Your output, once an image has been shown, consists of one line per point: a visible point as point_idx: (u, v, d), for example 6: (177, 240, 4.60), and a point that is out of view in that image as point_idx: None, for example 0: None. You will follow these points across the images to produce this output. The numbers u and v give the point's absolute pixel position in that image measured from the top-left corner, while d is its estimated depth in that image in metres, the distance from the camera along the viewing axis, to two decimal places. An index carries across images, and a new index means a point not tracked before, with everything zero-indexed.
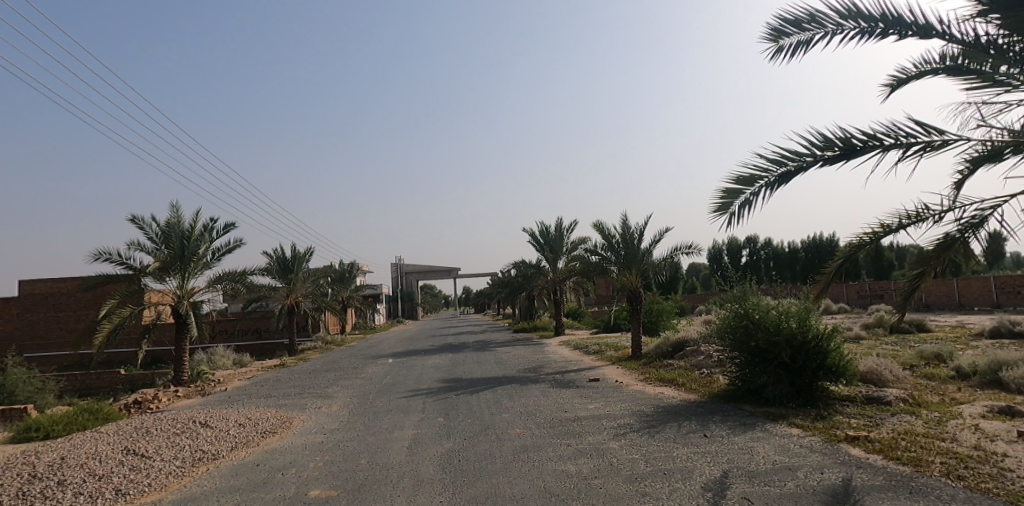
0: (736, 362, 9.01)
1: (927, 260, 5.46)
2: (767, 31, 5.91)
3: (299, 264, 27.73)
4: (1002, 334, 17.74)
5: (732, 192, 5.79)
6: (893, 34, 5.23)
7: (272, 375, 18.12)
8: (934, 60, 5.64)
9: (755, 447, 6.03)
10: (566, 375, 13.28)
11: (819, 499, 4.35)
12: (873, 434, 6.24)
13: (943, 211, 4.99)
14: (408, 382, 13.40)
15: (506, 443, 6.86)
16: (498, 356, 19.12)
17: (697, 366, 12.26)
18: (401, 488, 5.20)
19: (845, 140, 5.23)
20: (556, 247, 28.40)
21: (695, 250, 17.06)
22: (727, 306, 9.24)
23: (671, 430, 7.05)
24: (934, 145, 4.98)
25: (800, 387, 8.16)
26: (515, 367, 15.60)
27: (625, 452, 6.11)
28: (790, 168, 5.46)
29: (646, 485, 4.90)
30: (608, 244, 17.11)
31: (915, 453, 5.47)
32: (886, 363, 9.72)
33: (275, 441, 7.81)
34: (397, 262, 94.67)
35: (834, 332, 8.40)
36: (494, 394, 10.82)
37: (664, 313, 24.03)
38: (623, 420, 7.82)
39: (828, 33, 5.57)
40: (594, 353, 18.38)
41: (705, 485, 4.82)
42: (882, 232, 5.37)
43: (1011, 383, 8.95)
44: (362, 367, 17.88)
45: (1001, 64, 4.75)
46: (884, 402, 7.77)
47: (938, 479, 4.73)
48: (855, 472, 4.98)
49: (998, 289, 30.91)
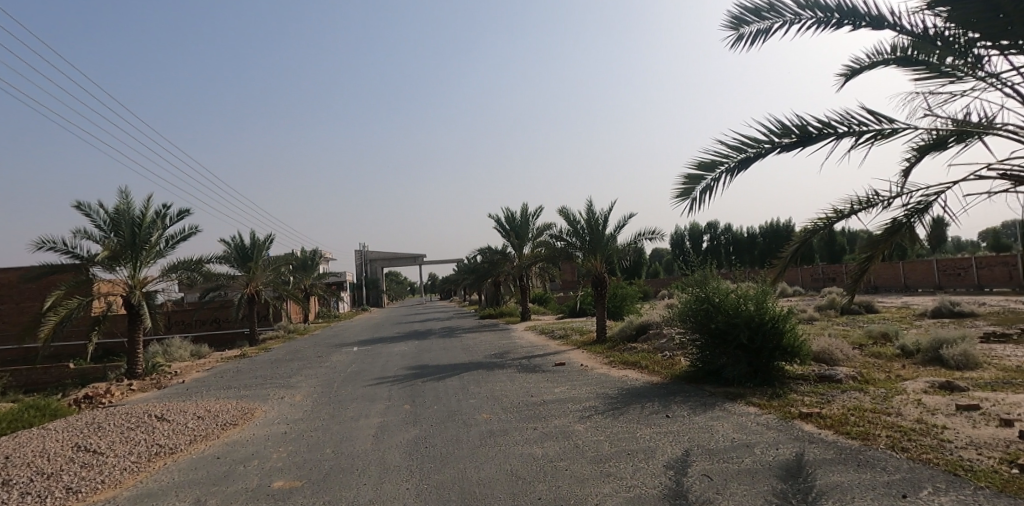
0: (697, 344, 9.23)
1: (876, 245, 5.68)
2: (728, 19, 5.96)
3: (259, 252, 26.89)
4: (943, 313, 18.76)
5: (693, 177, 5.88)
6: (848, 24, 5.36)
7: (232, 366, 17.62)
8: (886, 50, 5.81)
9: (715, 425, 6.23)
10: (533, 360, 13.39)
11: (774, 473, 4.54)
12: (825, 411, 6.52)
13: (892, 197, 5.19)
14: (374, 369, 13.31)
15: (473, 428, 6.90)
16: (465, 343, 19.10)
17: (659, 349, 12.57)
18: (367, 476, 5.16)
19: (801, 127, 5.36)
20: (521, 233, 28.42)
21: (658, 236, 17.32)
22: (689, 290, 9.44)
23: (634, 411, 7.19)
24: (885, 133, 5.16)
25: (758, 367, 8.44)
26: (480, 352, 15.62)
27: (589, 434, 6.21)
28: (749, 154, 5.58)
29: (611, 465, 5.01)
30: (573, 230, 17.24)
31: (863, 427, 5.76)
32: (837, 343, 10.16)
33: (236, 433, 7.63)
34: (361, 247, 93.32)
35: (789, 313, 8.72)
36: (460, 380, 10.84)
37: (628, 297, 24.51)
38: (588, 403, 7.95)
39: (786, 22, 5.66)
40: (560, 337, 18.58)
41: (667, 464, 4.95)
42: (835, 217, 5.55)
43: (951, 359, 9.49)
44: (327, 356, 17.57)
45: (948, 55, 4.94)
46: (835, 380, 8.12)
47: (884, 451, 5.00)
48: (807, 447, 5.21)
49: (940, 272, 32.65)
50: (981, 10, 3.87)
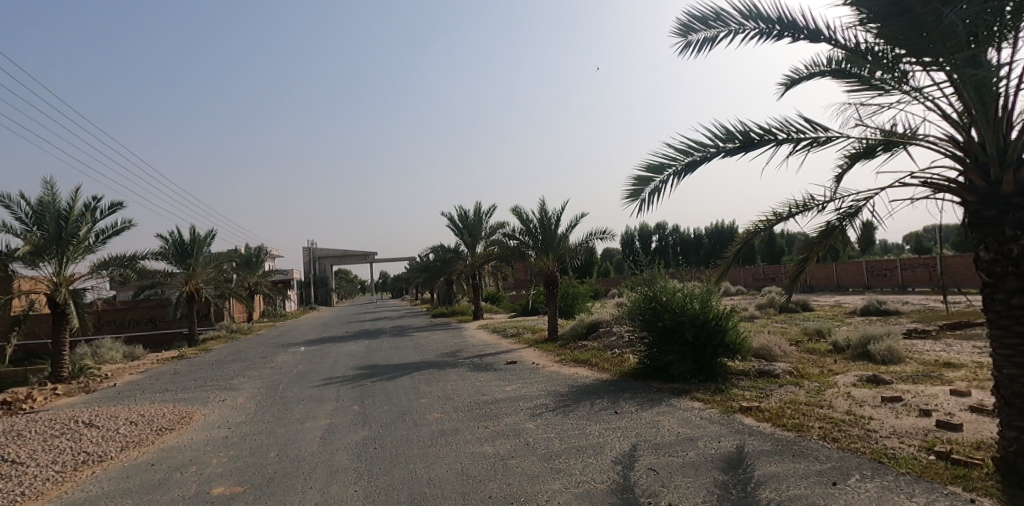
0: (645, 342, 9.47)
1: (812, 246, 5.98)
2: (676, 26, 6.12)
3: (199, 248, 25.68)
4: (871, 312, 20.02)
5: (643, 179, 6.03)
6: (788, 35, 5.60)
7: (169, 368, 16.76)
8: (821, 63, 6.12)
9: (661, 420, 6.41)
10: (485, 358, 13.38)
11: (716, 465, 4.72)
12: (764, 404, 6.82)
13: (826, 201, 5.48)
14: (323, 369, 12.97)
15: (423, 428, 6.84)
16: (417, 342, 18.87)
17: (609, 347, 12.82)
18: (313, 479, 5.03)
19: (744, 133, 5.57)
20: (474, 232, 28.36)
21: (609, 236, 17.65)
22: (638, 289, 9.67)
23: (584, 408, 7.31)
24: (820, 141, 5.44)
25: (702, 363, 8.75)
26: (432, 352, 15.49)
27: (540, 431, 6.27)
28: (695, 158, 5.76)
29: (561, 462, 5.07)
30: (526, 229, 17.35)
31: (798, 419, 6.07)
32: (775, 340, 10.65)
33: (173, 438, 7.26)
34: (310, 245, 90.66)
35: (732, 311, 9.08)
36: (411, 379, 10.70)
37: (579, 296, 24.87)
38: (539, 401, 8.01)
39: (731, 31, 5.86)
40: (512, 336, 18.66)
41: (616, 459, 5.05)
42: (774, 220, 5.82)
43: (877, 355, 10.13)
44: (272, 357, 16.97)
45: (876, 70, 5.25)
46: (773, 375, 8.52)
47: (817, 442, 5.28)
48: (747, 439, 5.44)
49: (869, 272, 34.76)
50: (906, 29, 4.14)
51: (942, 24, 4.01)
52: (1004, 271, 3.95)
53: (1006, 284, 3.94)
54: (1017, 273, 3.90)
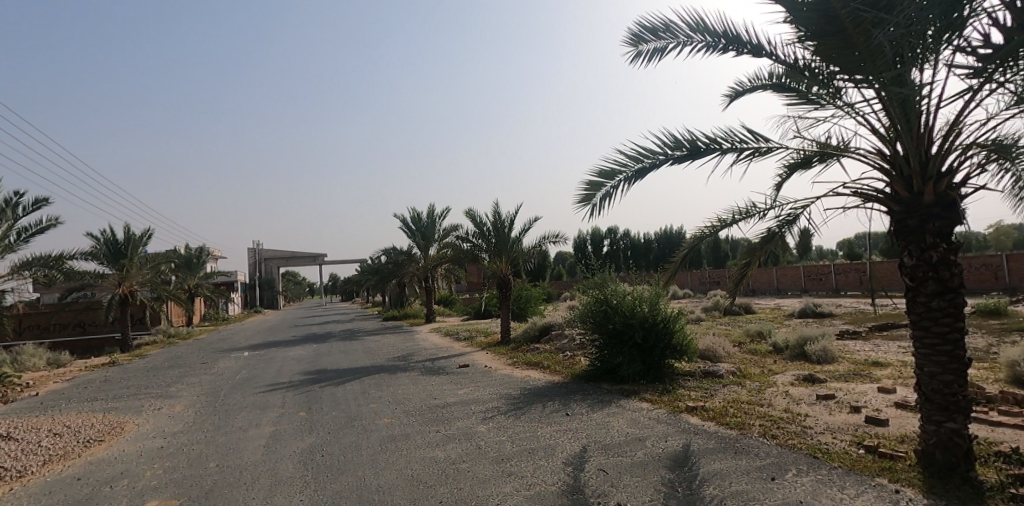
0: (596, 344, 9.62)
1: (754, 251, 6.25)
2: (628, 36, 6.28)
3: (134, 248, 24.28)
4: (807, 314, 21.09)
5: (594, 184, 6.13)
6: (733, 50, 5.84)
7: (98, 375, 15.74)
8: (764, 77, 6.41)
9: (611, 421, 6.53)
10: (437, 362, 13.26)
11: (663, 463, 4.85)
12: (708, 404, 7.06)
13: (767, 208, 5.72)
14: (267, 375, 12.52)
15: (373, 433, 6.71)
16: (367, 345, 18.49)
17: (561, 349, 12.96)
18: (256, 489, 4.83)
19: (692, 142, 5.76)
20: (427, 234, 28.08)
21: (562, 239, 17.86)
22: (589, 292, 9.81)
23: (536, 410, 7.35)
24: (761, 151, 5.68)
25: (650, 365, 8.97)
26: (383, 355, 15.22)
27: (491, 434, 6.26)
28: (645, 164, 5.91)
29: (512, 464, 5.08)
30: (479, 231, 17.32)
31: (740, 417, 6.31)
32: (719, 341, 11.05)
33: (102, 450, 6.82)
34: (255, 245, 87.39)
35: (679, 314, 9.37)
36: (361, 384, 10.48)
37: (532, 299, 25.04)
38: (491, 404, 8.00)
39: (680, 43, 6.06)
40: (465, 339, 18.58)
41: (566, 460, 5.10)
42: (719, 226, 6.04)
43: (813, 354, 10.68)
44: (213, 362, 16.23)
45: (814, 86, 5.54)
46: (717, 375, 8.82)
47: (758, 439, 5.51)
48: (693, 438, 5.61)
49: (806, 277, 36.64)
50: (841, 46, 4.39)
51: (872, 44, 4.27)
52: (925, 276, 4.25)
53: (927, 287, 4.25)
54: (936, 278, 4.21)
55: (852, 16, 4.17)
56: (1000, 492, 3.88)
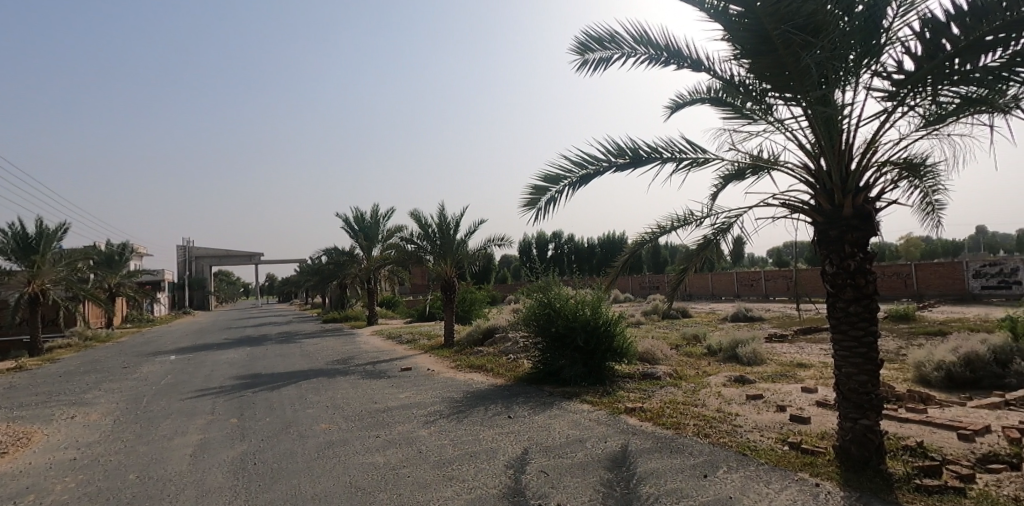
0: (539, 347, 9.71)
1: (691, 258, 6.50)
2: (574, 44, 6.39)
3: (47, 243, 22.41)
4: (739, 318, 22.15)
5: (539, 188, 6.20)
6: (674, 63, 6.06)
7: (0, 381, 14.39)
8: (703, 91, 6.69)
9: (552, 423, 6.62)
10: (378, 365, 12.99)
11: (603, 464, 4.95)
12: (646, 405, 7.29)
13: (703, 217, 5.98)
14: (196, 380, 11.85)
15: (310, 439, 6.49)
16: (305, 349, 17.86)
17: (505, 352, 13.01)
18: (181, 502, 4.56)
19: (634, 150, 5.93)
20: (370, 235, 27.50)
21: (507, 243, 17.94)
22: (533, 295, 9.91)
23: (478, 413, 7.35)
24: (699, 161, 5.93)
25: (592, 367, 9.15)
26: (322, 359, 14.74)
27: (433, 438, 6.20)
28: (589, 171, 6.04)
29: (454, 468, 5.05)
30: (424, 233, 17.12)
31: (675, 418, 6.55)
32: (658, 344, 11.41)
33: (3, 464, 6.23)
34: (185, 243, 82.66)
35: (620, 317, 9.61)
36: (297, 388, 10.12)
37: (477, 301, 25.01)
38: (433, 408, 7.93)
39: (624, 54, 6.23)
40: (407, 342, 18.31)
41: (507, 463, 5.11)
42: (658, 232, 6.25)
43: (743, 357, 11.23)
44: (135, 367, 15.19)
45: (747, 101, 5.84)
46: (655, 377, 9.12)
47: (692, 438, 5.73)
48: (631, 439, 5.77)
49: (739, 283, 38.48)
50: (772, 66, 4.64)
51: (800, 66, 4.54)
52: (843, 283, 4.57)
53: (845, 294, 4.56)
54: (854, 286, 4.53)
55: (783, 39, 4.42)
56: (906, 483, 4.21)
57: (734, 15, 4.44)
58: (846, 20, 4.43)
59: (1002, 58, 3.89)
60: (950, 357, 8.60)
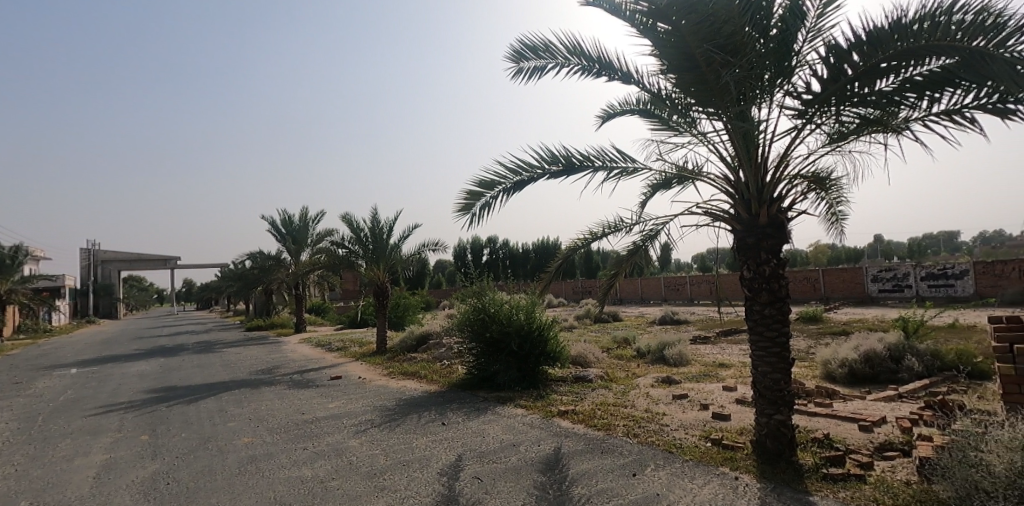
0: (473, 352, 9.69)
1: (621, 263, 6.72)
2: (510, 52, 6.46)
3: None
4: (667, 321, 23.10)
5: (474, 194, 6.21)
6: (605, 75, 6.26)
7: None
8: (632, 102, 6.95)
9: (486, 428, 6.63)
10: (306, 374, 12.49)
11: (536, 467, 5.02)
12: (578, 407, 7.44)
13: (633, 224, 6.20)
14: (101, 395, 10.91)
15: (231, 454, 6.14)
16: (226, 358, 16.88)
17: (439, 358, 12.89)
18: None
19: (567, 158, 6.07)
20: (299, 238, 26.44)
21: (442, 248, 17.80)
22: (468, 300, 9.90)
23: (411, 421, 7.23)
24: (628, 171, 6.15)
25: (526, 371, 9.24)
26: (245, 369, 13.99)
27: (364, 448, 6.04)
28: (523, 177, 6.11)
29: (385, 478, 4.94)
30: (356, 237, 16.66)
31: (606, 419, 6.74)
32: (590, 348, 11.70)
33: None
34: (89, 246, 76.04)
35: (553, 322, 9.77)
36: (217, 401, 9.55)
37: (411, 307, 24.61)
38: (364, 417, 7.72)
39: (558, 63, 6.37)
40: (337, 350, 17.73)
41: (440, 471, 5.06)
42: (590, 238, 6.42)
43: (670, 358, 11.72)
44: (27, 382, 13.76)
45: (673, 114, 6.12)
46: (587, 380, 9.34)
47: (622, 438, 5.91)
48: (564, 441, 5.87)
49: (666, 287, 40.16)
50: (696, 82, 4.90)
51: (721, 83, 4.84)
52: (759, 287, 4.88)
53: (761, 297, 4.87)
54: (769, 290, 4.85)
55: (705, 57, 4.69)
56: (815, 472, 4.55)
57: (661, 32, 4.67)
58: (762, 42, 4.83)
59: (894, 83, 4.31)
60: (852, 355, 9.38)
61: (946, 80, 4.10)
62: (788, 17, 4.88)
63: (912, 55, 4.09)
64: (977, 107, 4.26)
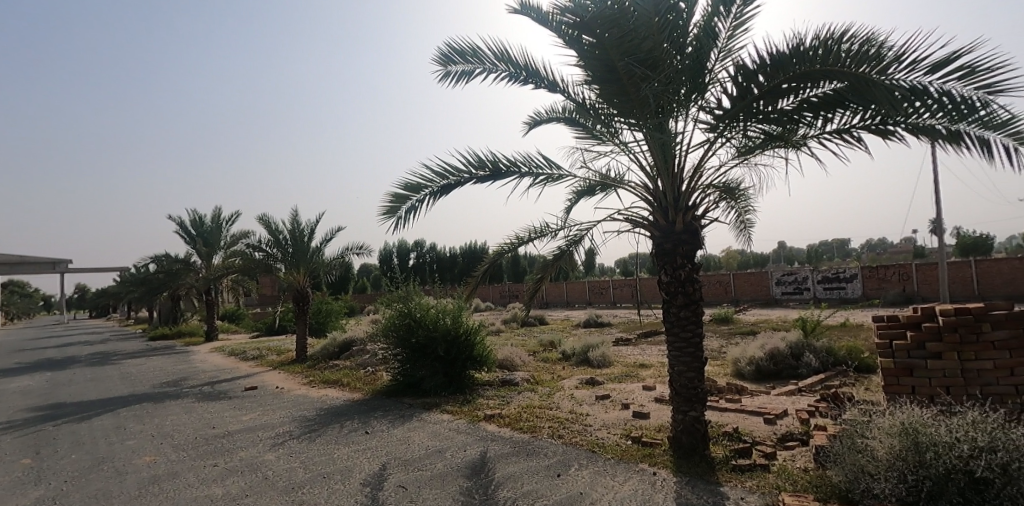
0: (398, 358, 9.51)
1: (547, 268, 6.86)
2: (437, 55, 6.43)
3: None
4: (590, 324, 23.77)
5: (400, 197, 6.12)
6: (532, 82, 6.37)
7: None
8: (558, 110, 7.12)
9: (412, 436, 6.52)
10: (218, 386, 11.72)
11: (462, 473, 5.00)
12: (505, 411, 7.49)
13: (558, 229, 6.35)
14: None
15: (130, 475, 5.65)
16: (124, 371, 15.48)
17: (362, 366, 12.52)
18: None
19: (494, 163, 6.11)
20: (211, 241, 24.80)
21: (367, 251, 17.34)
22: (393, 305, 9.70)
23: (333, 431, 6.98)
24: (554, 177, 6.29)
25: (452, 376, 9.19)
26: (147, 382, 12.90)
27: (281, 461, 5.76)
28: (450, 181, 6.09)
29: (305, 492, 4.74)
30: (274, 240, 15.86)
31: (532, 421, 6.83)
32: (516, 351, 11.81)
33: None
34: None
35: (480, 326, 9.78)
36: (114, 418, 8.74)
37: (333, 313, 23.76)
38: (282, 428, 7.36)
39: (485, 69, 6.41)
40: (252, 359, 16.78)
41: (363, 481, 4.93)
42: (517, 243, 6.50)
43: (594, 360, 12.07)
44: None
45: (597, 124, 6.33)
46: (513, 383, 9.43)
47: (547, 439, 6.02)
48: (490, 445, 5.89)
49: (590, 291, 41.34)
50: (618, 94, 5.11)
51: (641, 96, 5.07)
52: (675, 291, 5.15)
53: (677, 300, 5.14)
54: (684, 293, 5.12)
55: (626, 70, 4.90)
56: (725, 464, 4.85)
57: (586, 44, 4.84)
58: (678, 59, 5.11)
59: (794, 103, 4.70)
60: (758, 353, 10.09)
61: (837, 102, 4.52)
62: (701, 37, 5.22)
63: (808, 78, 4.49)
64: (863, 128, 4.74)
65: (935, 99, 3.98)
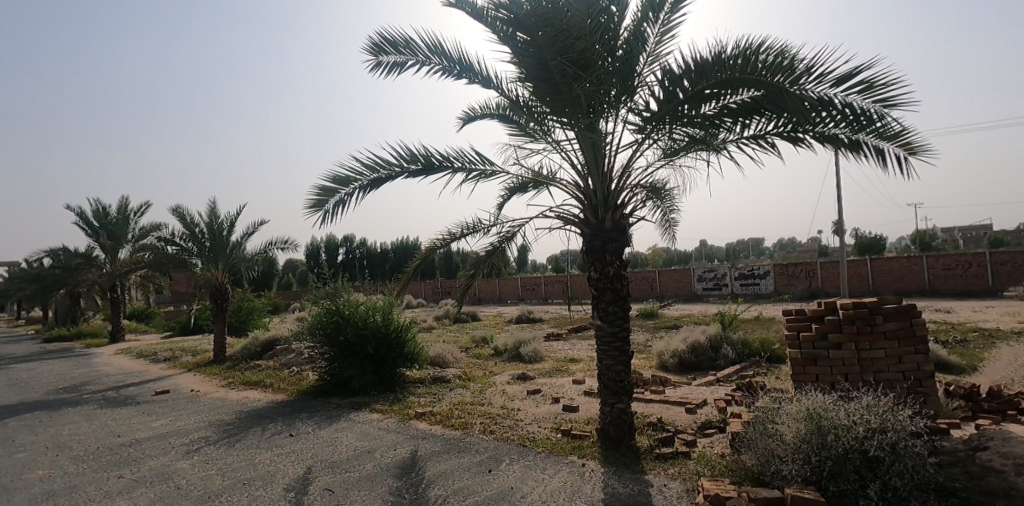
0: (325, 357, 9.18)
1: (479, 264, 6.84)
2: (368, 44, 6.24)
3: None
4: (522, 320, 24.01)
5: (328, 190, 5.89)
6: (465, 77, 6.31)
7: None
8: (492, 106, 7.11)
9: (339, 437, 6.31)
10: (123, 390, 10.82)
11: (391, 473, 4.88)
12: (436, 409, 7.42)
13: (491, 225, 6.35)
14: None
15: (15, 493, 5.07)
16: (11, 377, 13.94)
17: (286, 366, 11.98)
18: None
19: (426, 157, 6.02)
20: (116, 234, 22.84)
21: (292, 246, 16.60)
22: (320, 303, 9.33)
23: (254, 435, 6.63)
24: (487, 173, 6.28)
25: (382, 375, 8.98)
26: (38, 388, 11.68)
27: (196, 469, 5.40)
28: (381, 175, 5.94)
29: (222, 500, 4.47)
30: (189, 233, 14.82)
31: (463, 418, 6.80)
32: (448, 348, 11.71)
33: None
34: None
35: (411, 323, 9.61)
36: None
37: (255, 311, 22.58)
38: (198, 434, 6.91)
39: (419, 61, 6.29)
40: (164, 361, 15.62)
41: (287, 486, 4.71)
42: (449, 239, 6.44)
43: (525, 355, 12.20)
44: None
45: (529, 121, 6.37)
46: (445, 380, 9.35)
47: (478, 436, 6.01)
48: (421, 444, 5.80)
49: (523, 288, 41.75)
50: (551, 92, 5.16)
51: (573, 95, 5.15)
52: (604, 287, 5.28)
53: (605, 296, 5.28)
54: (612, 289, 5.27)
55: (559, 69, 4.96)
56: (649, 453, 5.05)
57: (520, 41, 4.86)
58: (610, 61, 5.24)
59: (715, 108, 4.93)
60: (681, 346, 10.58)
61: (754, 109, 4.80)
62: (631, 40, 5.38)
63: (729, 85, 4.73)
64: (776, 134, 5.05)
65: (839, 110, 4.31)
